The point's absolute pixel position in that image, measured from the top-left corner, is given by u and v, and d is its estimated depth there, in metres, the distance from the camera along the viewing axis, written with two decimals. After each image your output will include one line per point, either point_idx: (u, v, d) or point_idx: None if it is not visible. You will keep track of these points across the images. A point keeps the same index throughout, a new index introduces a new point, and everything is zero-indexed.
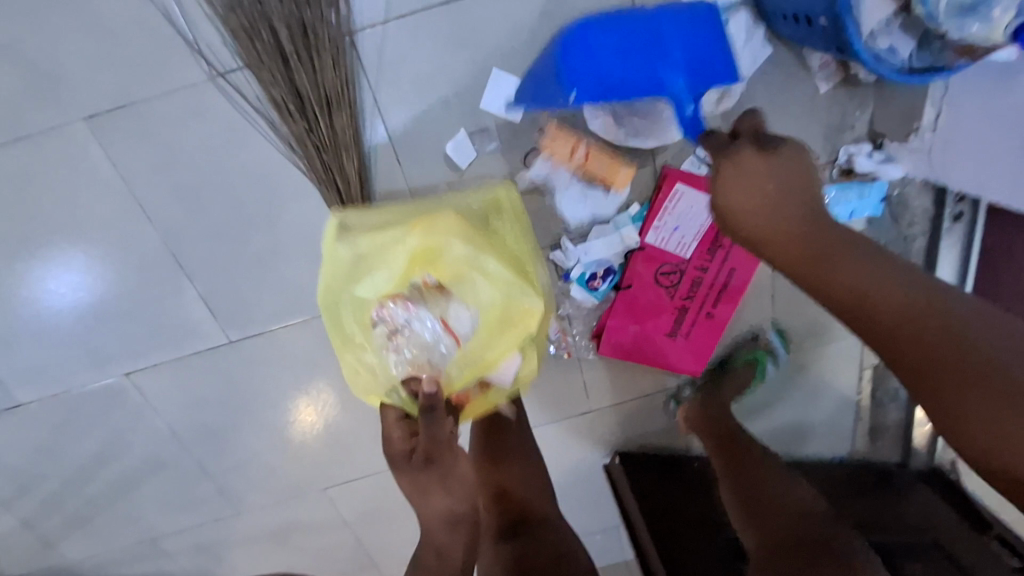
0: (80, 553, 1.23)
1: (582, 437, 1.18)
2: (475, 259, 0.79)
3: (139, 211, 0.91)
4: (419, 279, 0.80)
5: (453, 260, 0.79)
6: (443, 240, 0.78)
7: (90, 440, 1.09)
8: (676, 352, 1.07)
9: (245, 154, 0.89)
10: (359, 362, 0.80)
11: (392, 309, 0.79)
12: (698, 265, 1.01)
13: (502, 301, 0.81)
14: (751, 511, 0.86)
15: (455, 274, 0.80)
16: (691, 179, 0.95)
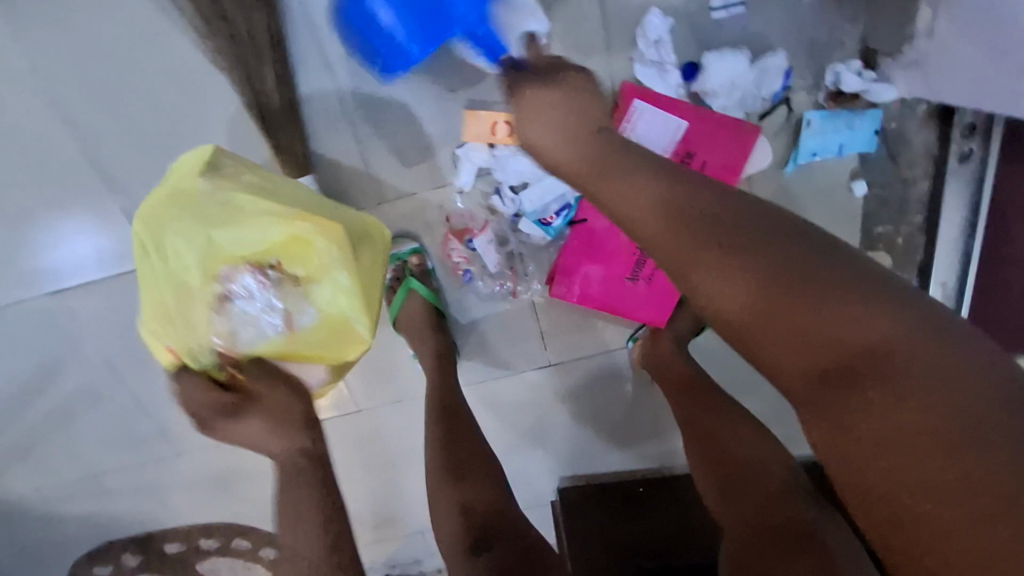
0: (18, 490, 1.18)
1: (540, 395, 1.09)
2: (325, 271, 0.69)
3: (62, 113, 0.88)
4: (276, 261, 0.69)
5: (319, 274, 0.69)
6: (323, 246, 0.67)
7: (22, 365, 1.05)
8: (638, 298, 0.99)
9: (166, 50, 0.87)
10: (179, 294, 0.68)
11: (236, 274, 0.68)
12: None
13: (338, 327, 0.72)
14: (731, 484, 0.76)
15: (310, 280, 0.69)
16: (649, 96, 0.88)
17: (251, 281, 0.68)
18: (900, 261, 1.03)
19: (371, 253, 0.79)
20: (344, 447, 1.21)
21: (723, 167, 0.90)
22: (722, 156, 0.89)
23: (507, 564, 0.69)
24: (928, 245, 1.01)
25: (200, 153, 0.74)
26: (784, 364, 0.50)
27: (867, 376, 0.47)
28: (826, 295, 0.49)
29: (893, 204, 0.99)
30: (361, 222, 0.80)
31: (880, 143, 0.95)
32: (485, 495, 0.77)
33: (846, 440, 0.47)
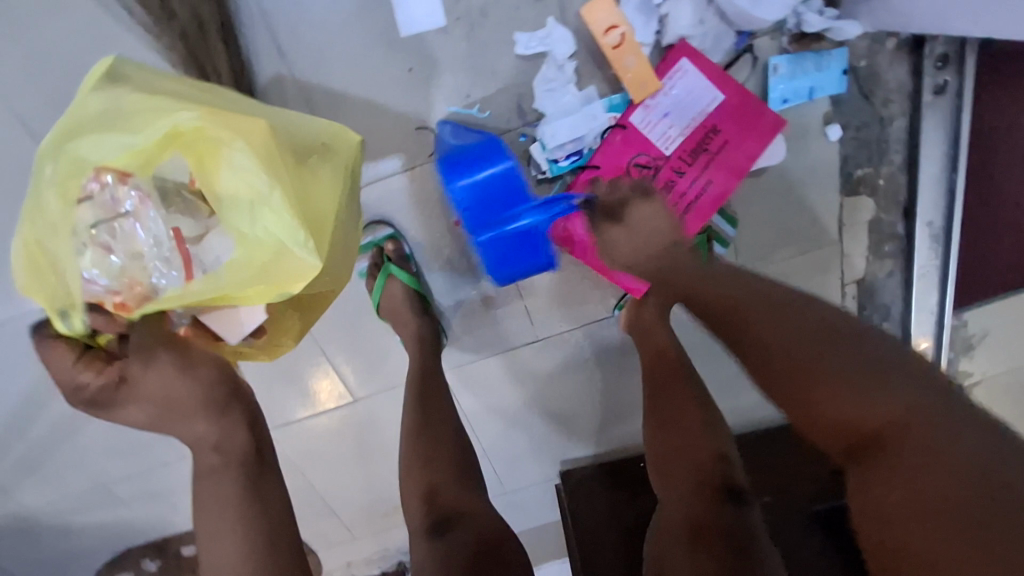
0: (30, 503, 1.21)
1: (529, 368, 1.16)
2: (246, 198, 0.60)
3: (20, 127, 0.85)
4: (181, 173, 0.61)
5: (234, 184, 0.60)
6: (233, 151, 0.59)
7: (20, 380, 1.07)
8: None
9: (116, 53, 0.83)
10: (40, 222, 0.58)
11: (116, 192, 0.60)
12: (677, 163, 0.94)
13: (265, 256, 0.61)
14: (665, 472, 0.81)
15: (225, 201, 0.61)
16: (697, 59, 0.90)
17: (152, 214, 0.61)
18: (880, 204, 1.04)
19: (321, 186, 0.71)
20: (343, 440, 1.22)
21: (744, 155, 0.92)
22: (747, 139, 0.92)
23: (457, 554, 0.69)
24: (909, 184, 1.02)
25: (103, 62, 0.65)
26: (840, 433, 0.58)
27: (883, 469, 0.54)
28: (883, 387, 0.56)
29: (872, 144, 0.99)
30: (303, 142, 0.72)
31: (852, 85, 0.96)
32: (467, 479, 0.80)
33: (889, 517, 0.52)
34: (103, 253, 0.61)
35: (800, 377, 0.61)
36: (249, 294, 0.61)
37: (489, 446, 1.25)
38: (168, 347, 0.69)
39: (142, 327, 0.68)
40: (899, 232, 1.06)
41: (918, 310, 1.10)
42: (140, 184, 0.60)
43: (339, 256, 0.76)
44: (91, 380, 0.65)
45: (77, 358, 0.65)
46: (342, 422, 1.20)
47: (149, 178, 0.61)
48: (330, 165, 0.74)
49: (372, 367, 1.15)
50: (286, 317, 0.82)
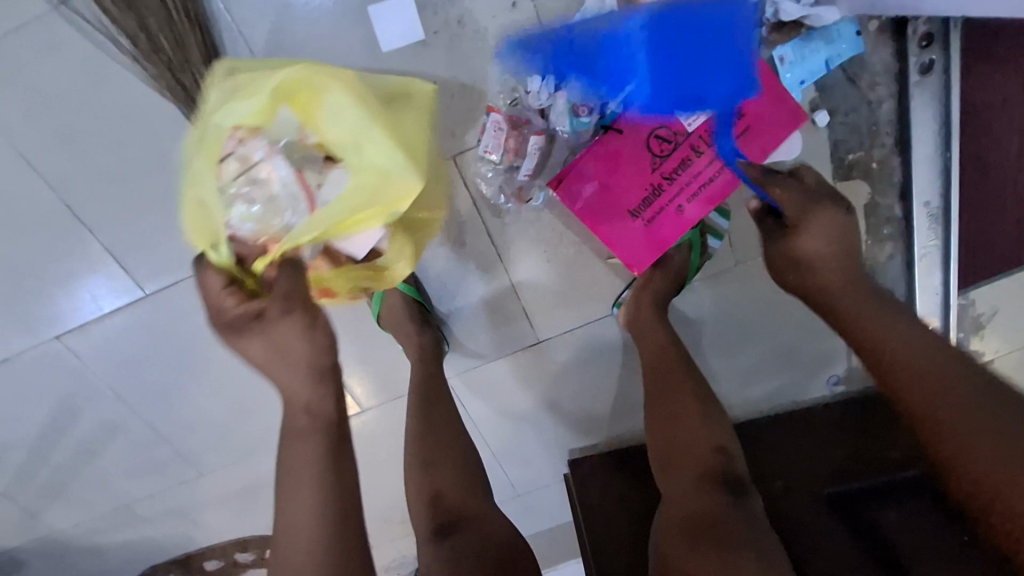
0: (59, 526, 1.25)
1: (534, 370, 1.17)
2: (356, 131, 0.69)
3: (27, 164, 0.89)
4: (290, 126, 0.69)
5: (335, 125, 0.69)
6: (329, 94, 0.69)
7: (39, 408, 1.10)
8: (633, 233, 0.98)
9: (109, 86, 0.85)
10: (194, 185, 0.68)
11: (247, 147, 0.68)
12: (696, 142, 0.95)
13: (372, 186, 0.70)
14: (666, 466, 0.81)
15: (328, 145, 0.70)
16: None
17: (280, 166, 0.68)
18: (876, 187, 1.03)
19: (415, 123, 0.78)
20: (356, 450, 1.24)
21: (765, 141, 0.93)
22: (776, 119, 0.92)
23: (463, 556, 0.70)
24: (903, 166, 1.01)
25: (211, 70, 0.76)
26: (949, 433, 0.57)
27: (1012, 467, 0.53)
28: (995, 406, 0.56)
29: (861, 128, 0.99)
30: (385, 89, 0.80)
31: (837, 70, 0.96)
32: (475, 483, 0.81)
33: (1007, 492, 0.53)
34: (241, 199, 0.68)
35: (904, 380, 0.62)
36: (368, 210, 0.70)
37: (499, 447, 1.26)
38: (308, 304, 0.68)
39: (290, 273, 0.67)
40: (897, 214, 1.05)
41: (922, 293, 1.08)
42: (266, 136, 0.69)
43: (435, 184, 0.87)
44: (234, 306, 0.67)
45: (225, 284, 0.67)
46: (353, 433, 1.22)
47: (272, 130, 0.69)
48: (426, 97, 0.82)
49: (378, 378, 1.17)
50: (402, 253, 0.87)
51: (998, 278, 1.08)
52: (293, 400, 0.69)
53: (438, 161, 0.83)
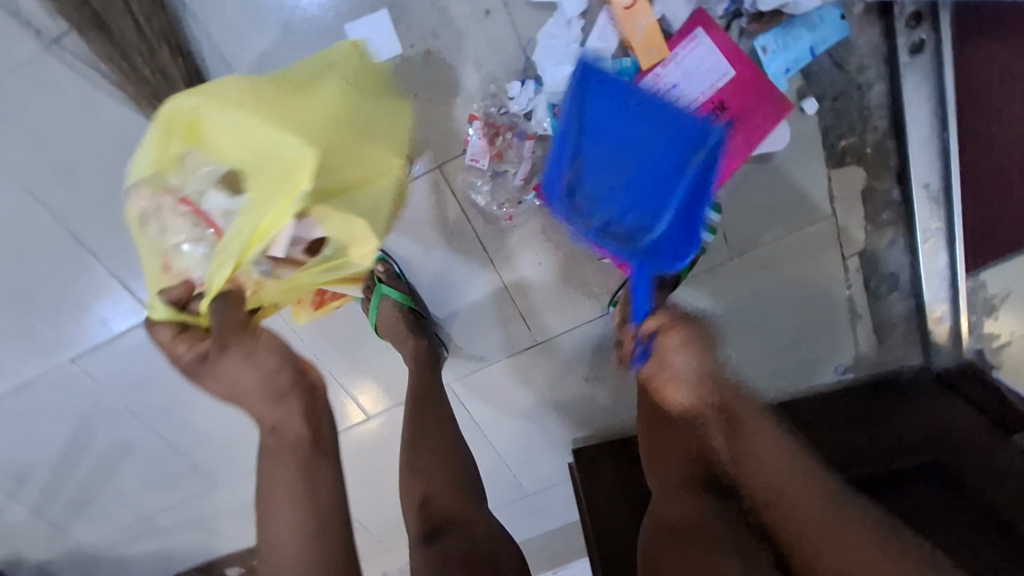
0: (85, 539, 1.30)
1: (533, 372, 1.18)
2: (246, 130, 0.66)
3: (29, 198, 0.92)
4: (185, 161, 0.69)
5: (223, 136, 0.67)
6: (204, 112, 0.67)
7: (58, 429, 1.15)
8: None
9: (101, 119, 0.89)
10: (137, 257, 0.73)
11: (148, 202, 0.69)
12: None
13: (278, 175, 0.65)
14: (657, 461, 0.87)
15: (228, 159, 0.68)
16: (712, 30, 0.91)
17: (189, 207, 0.69)
18: (872, 171, 1.01)
19: (320, 99, 0.70)
20: (364, 456, 1.27)
21: (751, 138, 0.94)
22: (759, 116, 0.94)
23: (452, 559, 0.72)
24: (898, 149, 0.99)
25: None
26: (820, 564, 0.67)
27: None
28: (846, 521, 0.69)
29: (852, 113, 0.97)
30: (320, 62, 0.76)
31: (823, 56, 0.95)
32: (469, 488, 0.82)
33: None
34: (186, 242, 0.70)
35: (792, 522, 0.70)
36: (273, 201, 0.65)
37: (503, 448, 1.28)
38: (239, 337, 0.72)
39: (220, 310, 0.69)
40: (896, 198, 1.03)
41: (927, 274, 1.07)
42: (166, 180, 0.69)
43: (372, 144, 0.73)
44: (185, 352, 0.72)
45: (176, 333, 0.73)
46: (359, 441, 1.25)
47: (176, 172, 0.69)
48: (337, 74, 0.74)
49: (379, 387, 1.18)
50: (358, 239, 0.72)
51: (1007, 259, 1.05)
52: (263, 421, 0.75)
53: (356, 123, 0.72)
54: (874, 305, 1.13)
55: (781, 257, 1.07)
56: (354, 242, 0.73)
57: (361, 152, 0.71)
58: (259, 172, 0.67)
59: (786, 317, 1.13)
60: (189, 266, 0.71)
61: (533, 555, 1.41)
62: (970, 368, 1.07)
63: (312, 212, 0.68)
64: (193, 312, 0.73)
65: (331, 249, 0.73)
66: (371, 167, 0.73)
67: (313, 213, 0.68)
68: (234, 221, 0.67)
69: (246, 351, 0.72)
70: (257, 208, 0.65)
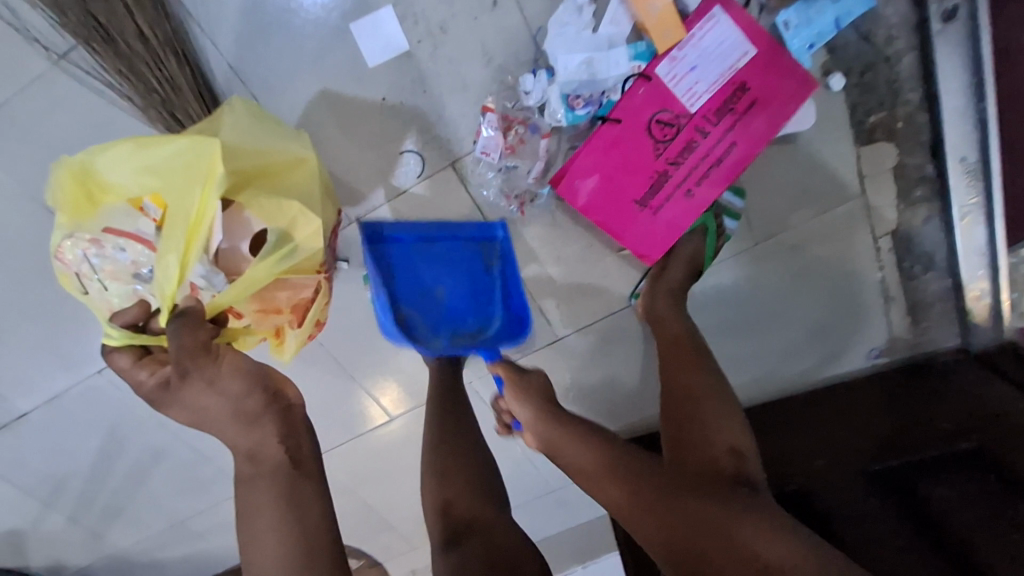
0: (122, 545, 1.33)
1: (554, 368, 1.16)
2: (147, 154, 0.74)
3: (49, 214, 0.93)
4: (100, 206, 0.76)
5: (121, 171, 0.75)
6: (98, 157, 0.75)
7: (89, 439, 1.17)
8: (646, 223, 0.97)
9: (116, 132, 0.89)
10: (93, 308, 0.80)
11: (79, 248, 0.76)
12: (700, 123, 0.92)
13: (190, 176, 0.73)
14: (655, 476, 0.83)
15: (139, 190, 0.75)
16: (730, 8, 0.87)
17: (118, 236, 0.76)
18: (903, 147, 0.96)
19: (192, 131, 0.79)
20: (389, 457, 1.27)
21: (770, 113, 0.91)
22: (774, 85, 0.89)
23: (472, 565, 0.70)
24: (932, 122, 0.94)
25: None
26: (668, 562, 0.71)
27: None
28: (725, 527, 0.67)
29: (881, 88, 0.93)
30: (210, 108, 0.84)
31: (850, 27, 0.90)
32: (490, 495, 0.81)
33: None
34: (131, 279, 0.77)
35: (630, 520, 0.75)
36: (192, 192, 0.73)
37: (528, 444, 1.27)
38: (199, 361, 0.68)
39: (177, 333, 0.67)
40: (930, 173, 0.98)
41: (966, 251, 1.03)
42: (91, 228, 0.76)
43: (265, 140, 0.81)
44: (147, 377, 0.71)
45: (136, 358, 0.73)
46: (384, 442, 1.25)
47: (95, 220, 0.76)
48: (224, 104, 0.82)
49: (399, 389, 1.18)
50: (298, 220, 0.80)
51: None
52: (236, 447, 0.70)
53: (254, 134, 0.81)
54: (908, 286, 1.08)
55: (809, 241, 1.04)
56: (296, 223, 0.80)
57: (259, 149, 0.80)
58: (168, 182, 0.74)
59: (813, 303, 1.10)
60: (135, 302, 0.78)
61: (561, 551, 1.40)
62: (1013, 345, 1.02)
63: (237, 199, 0.77)
64: (151, 332, 0.76)
65: (273, 233, 0.80)
66: (281, 152, 0.82)
67: (244, 203, 0.77)
68: (161, 238, 0.73)
69: (207, 376, 0.68)
70: (173, 214, 0.72)
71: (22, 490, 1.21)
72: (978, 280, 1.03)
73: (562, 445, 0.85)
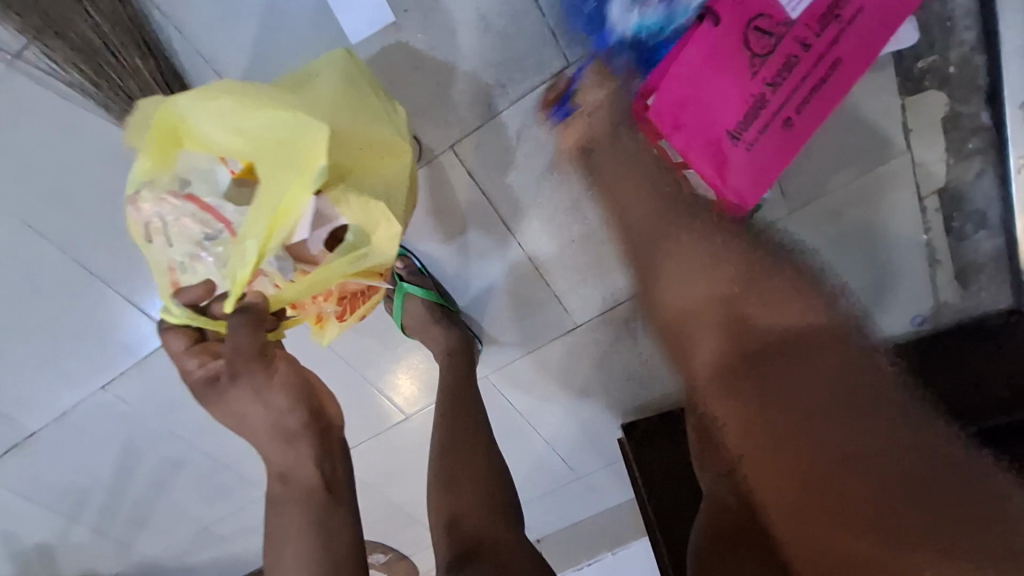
0: (150, 551, 1.33)
1: (575, 354, 1.11)
2: (246, 118, 0.67)
3: (26, 228, 0.86)
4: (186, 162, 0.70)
5: (216, 130, 0.68)
6: (191, 109, 0.67)
7: (103, 454, 1.13)
8: (732, 159, 0.78)
9: (89, 136, 0.81)
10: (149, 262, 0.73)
11: (149, 202, 0.69)
12: (803, 32, 0.73)
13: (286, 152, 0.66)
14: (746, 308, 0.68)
15: (230, 153, 0.68)
16: None
17: (194, 203, 0.69)
18: (956, 95, 0.86)
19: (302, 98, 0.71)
20: (409, 453, 1.24)
21: (869, 44, 0.75)
22: (863, 46, 0.75)
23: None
24: (990, 66, 0.83)
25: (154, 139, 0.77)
26: (697, 330, 0.67)
27: (760, 387, 0.59)
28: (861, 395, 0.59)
29: (932, 29, 0.83)
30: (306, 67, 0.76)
31: None
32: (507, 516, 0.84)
33: (748, 439, 0.60)
34: (197, 250, 0.71)
35: (683, 305, 0.68)
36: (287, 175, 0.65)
37: (550, 432, 1.24)
38: (251, 364, 0.71)
39: (238, 330, 0.69)
40: (985, 123, 0.87)
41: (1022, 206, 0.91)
42: (164, 184, 0.69)
43: (372, 125, 0.72)
44: (197, 367, 0.75)
45: (188, 343, 0.76)
46: (403, 439, 1.21)
47: (173, 175, 0.70)
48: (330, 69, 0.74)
49: (414, 385, 1.13)
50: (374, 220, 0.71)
51: None
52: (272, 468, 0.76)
53: (352, 111, 0.72)
54: (955, 248, 0.99)
55: (848, 205, 0.96)
56: (376, 228, 0.71)
57: (362, 134, 0.72)
58: (261, 155, 0.67)
59: (850, 269, 1.03)
60: (198, 273, 0.72)
61: (589, 534, 1.39)
62: None
63: (328, 192, 0.68)
64: (211, 315, 0.74)
65: (352, 232, 0.73)
66: (379, 144, 0.73)
67: (335, 199, 0.68)
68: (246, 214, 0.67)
69: (257, 387, 0.72)
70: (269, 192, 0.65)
71: (45, 508, 1.20)
72: None
73: (619, 155, 0.78)
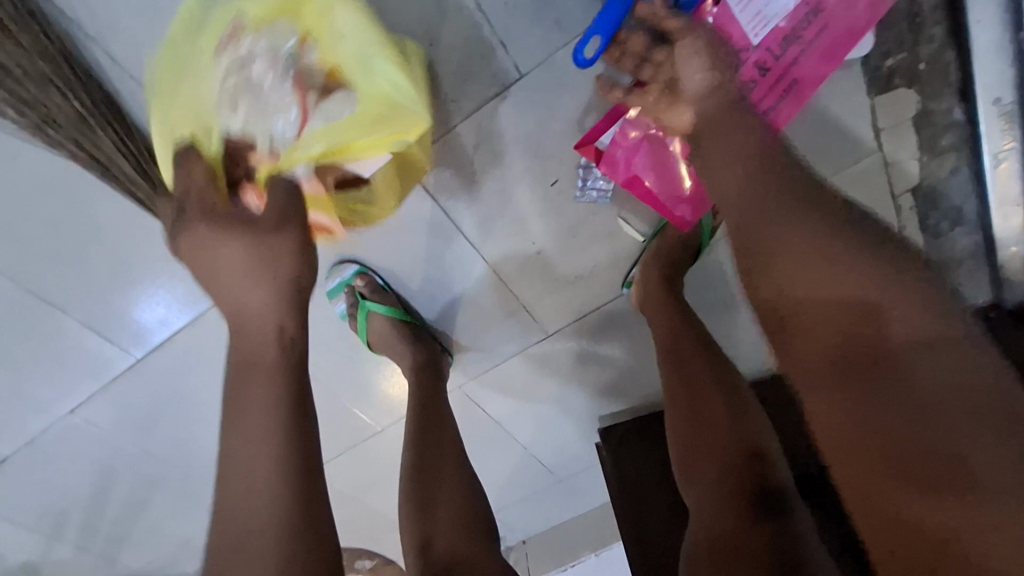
0: (135, 565, 1.34)
1: (548, 364, 1.10)
2: (377, 52, 0.68)
3: None
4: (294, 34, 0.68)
5: (344, 42, 0.69)
6: (338, 11, 0.67)
7: (78, 475, 1.13)
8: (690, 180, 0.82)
9: (24, 165, 0.76)
10: (192, 76, 0.68)
11: (244, 43, 0.67)
12: (764, 58, 0.70)
13: (384, 107, 0.71)
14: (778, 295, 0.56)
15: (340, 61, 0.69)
16: None
17: (291, 79, 0.68)
18: (927, 92, 0.83)
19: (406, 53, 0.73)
20: (386, 463, 1.24)
21: (836, 49, 0.70)
22: (822, 62, 0.70)
23: None
24: (960, 62, 0.80)
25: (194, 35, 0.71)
26: (805, 304, 0.52)
27: (877, 390, 0.47)
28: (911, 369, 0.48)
29: (899, 25, 0.81)
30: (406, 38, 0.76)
31: None
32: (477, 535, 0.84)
33: (846, 439, 0.48)
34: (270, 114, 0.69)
35: (796, 267, 0.53)
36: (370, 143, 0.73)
37: (527, 438, 1.23)
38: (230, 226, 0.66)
39: (274, 194, 0.69)
40: (958, 120, 0.83)
41: (999, 204, 0.86)
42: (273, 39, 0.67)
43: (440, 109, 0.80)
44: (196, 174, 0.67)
45: (185, 153, 0.68)
46: (379, 451, 1.21)
47: (267, 36, 0.67)
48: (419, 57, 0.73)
49: (384, 400, 1.12)
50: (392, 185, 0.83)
51: None
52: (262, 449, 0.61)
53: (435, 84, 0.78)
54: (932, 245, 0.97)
55: None
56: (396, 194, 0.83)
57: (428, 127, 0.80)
58: (368, 99, 0.70)
59: None
60: (253, 129, 0.69)
61: (570, 534, 1.40)
62: None
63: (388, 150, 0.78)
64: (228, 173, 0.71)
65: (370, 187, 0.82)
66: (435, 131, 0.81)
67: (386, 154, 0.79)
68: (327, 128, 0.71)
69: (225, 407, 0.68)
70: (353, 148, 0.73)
71: (26, 528, 1.20)
72: (1008, 237, 0.88)
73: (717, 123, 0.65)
